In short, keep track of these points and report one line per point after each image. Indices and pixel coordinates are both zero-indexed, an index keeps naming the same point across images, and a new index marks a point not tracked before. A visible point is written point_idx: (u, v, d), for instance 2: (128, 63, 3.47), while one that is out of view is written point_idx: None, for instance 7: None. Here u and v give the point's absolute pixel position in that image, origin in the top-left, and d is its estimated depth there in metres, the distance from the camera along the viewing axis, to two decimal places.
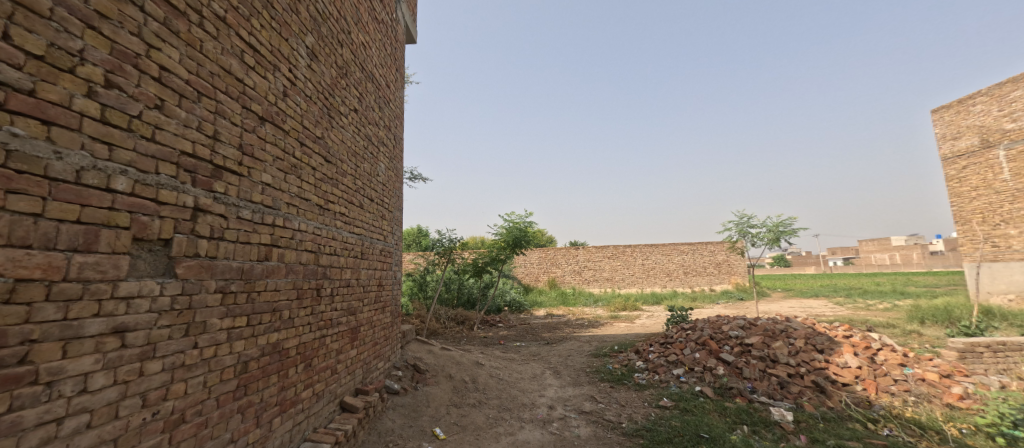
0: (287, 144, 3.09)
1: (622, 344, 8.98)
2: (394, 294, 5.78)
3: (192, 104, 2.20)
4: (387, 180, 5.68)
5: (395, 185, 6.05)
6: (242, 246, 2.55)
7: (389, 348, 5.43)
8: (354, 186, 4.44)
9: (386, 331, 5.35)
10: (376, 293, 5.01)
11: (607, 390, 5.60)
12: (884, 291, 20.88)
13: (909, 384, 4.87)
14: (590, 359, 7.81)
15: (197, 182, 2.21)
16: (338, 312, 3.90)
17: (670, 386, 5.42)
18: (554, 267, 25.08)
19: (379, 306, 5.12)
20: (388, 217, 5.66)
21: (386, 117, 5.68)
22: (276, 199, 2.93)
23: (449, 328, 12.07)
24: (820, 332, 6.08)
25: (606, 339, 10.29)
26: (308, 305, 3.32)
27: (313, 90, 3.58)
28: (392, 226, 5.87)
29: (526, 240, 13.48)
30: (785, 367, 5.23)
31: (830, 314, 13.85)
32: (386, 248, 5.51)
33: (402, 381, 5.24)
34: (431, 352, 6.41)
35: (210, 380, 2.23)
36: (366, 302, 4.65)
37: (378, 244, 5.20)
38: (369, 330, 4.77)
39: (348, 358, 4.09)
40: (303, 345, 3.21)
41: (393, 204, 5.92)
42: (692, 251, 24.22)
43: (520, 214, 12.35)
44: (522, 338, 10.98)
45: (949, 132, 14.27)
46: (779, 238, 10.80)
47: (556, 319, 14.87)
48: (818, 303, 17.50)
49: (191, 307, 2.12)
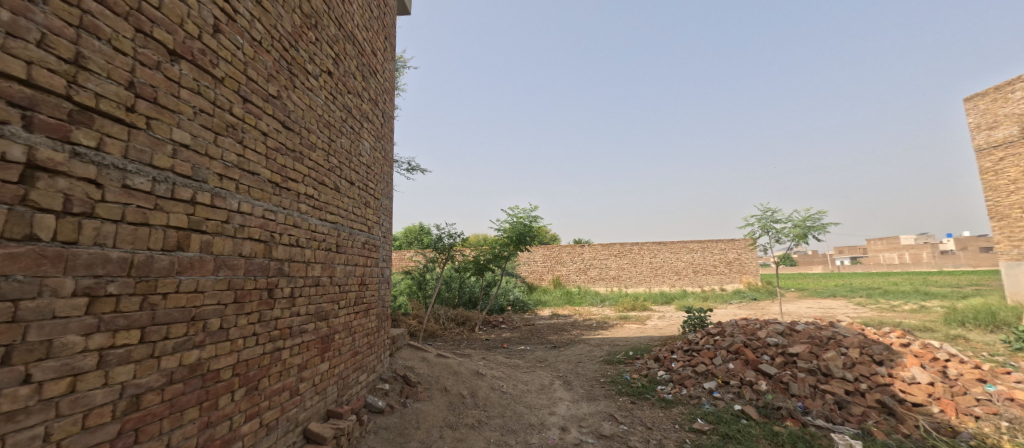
0: (218, 96, 2.30)
1: (636, 348, 8.17)
2: (381, 295, 4.99)
3: (25, 2, 1.42)
4: (372, 162, 4.89)
5: (382, 169, 5.26)
6: (134, 228, 1.77)
7: (373, 357, 4.63)
8: (327, 164, 3.64)
9: (369, 338, 4.55)
10: (357, 294, 4.22)
11: (628, 407, 4.80)
12: (905, 291, 19.92)
13: (997, 405, 4.02)
14: (603, 367, 7.01)
15: (35, 124, 1.44)
16: (302, 318, 3.12)
17: (703, 404, 4.62)
18: (559, 265, 24.27)
19: (360, 309, 4.30)
20: (374, 206, 4.86)
21: (371, 89, 4.88)
22: (199, 167, 2.15)
23: (448, 329, 11.29)
24: (874, 341, 5.25)
25: (618, 342, 9.48)
26: (253, 311, 2.53)
27: (265, 35, 2.78)
28: (380, 216, 5.08)
29: (531, 236, 12.67)
30: (842, 384, 4.41)
31: (855, 317, 12.99)
32: (371, 241, 4.70)
33: (388, 397, 4.46)
34: (425, 360, 5.61)
35: (59, 430, 1.48)
36: (343, 305, 3.85)
37: (360, 236, 4.39)
38: (347, 337, 3.96)
39: (316, 375, 3.30)
40: (243, 365, 2.43)
41: (380, 191, 5.13)
42: (702, 249, 23.35)
43: (524, 209, 11.54)
44: (527, 341, 10.19)
45: (985, 121, 13.34)
46: (807, 234, 9.95)
47: (562, 320, 14.05)
48: (838, 304, 16.61)
49: (18, 320, 1.36)
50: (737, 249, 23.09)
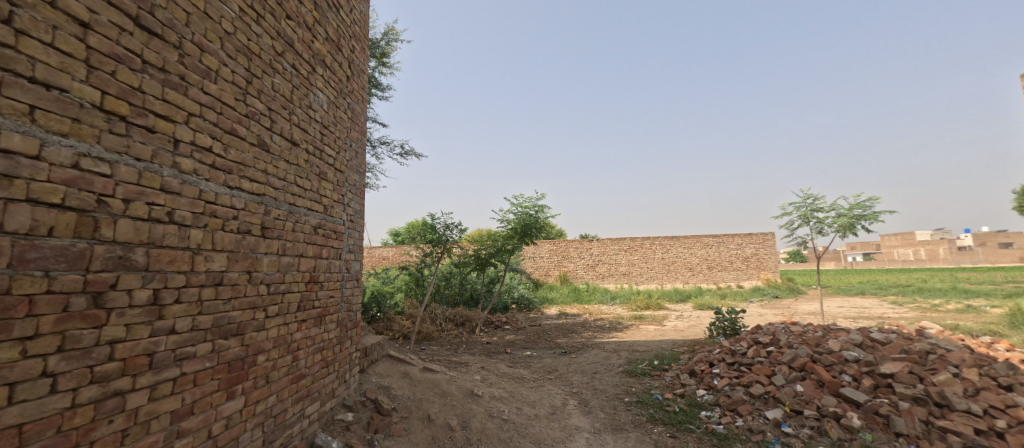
0: None
1: (661, 356, 7.00)
2: (346, 298, 3.82)
3: None
4: (333, 122, 3.70)
5: (351, 135, 4.07)
6: None
7: (330, 380, 3.47)
8: (244, 105, 2.47)
9: (325, 355, 3.39)
10: (303, 297, 3.05)
11: (668, 444, 3.65)
12: (939, 289, 18.50)
13: None
14: (624, 380, 5.86)
15: None
16: (182, 338, 1.96)
17: (770, 443, 3.45)
18: (566, 261, 23.07)
19: (309, 315, 3.15)
20: (335, 180, 3.68)
21: (331, 27, 3.70)
22: None
23: (446, 331, 10.18)
24: (990, 357, 4.02)
25: (637, 348, 8.30)
26: (43, 335, 1.41)
27: None
28: (345, 195, 3.89)
29: (538, 228, 11.44)
30: (968, 420, 3.22)
31: (897, 318, 11.69)
32: (329, 226, 3.52)
33: (349, 434, 3.31)
34: (407, 376, 4.46)
35: None
36: (274, 313, 2.69)
37: (309, 218, 3.20)
38: (285, 357, 2.81)
39: (216, 422, 2.16)
40: (6, 436, 1.31)
41: (346, 162, 3.94)
42: (717, 244, 22.05)
43: (530, 197, 10.31)
44: (533, 346, 9.00)
45: None
46: (855, 224, 8.66)
47: (571, 320, 12.86)
48: (870, 303, 15.30)
49: None
50: (754, 243, 21.78)
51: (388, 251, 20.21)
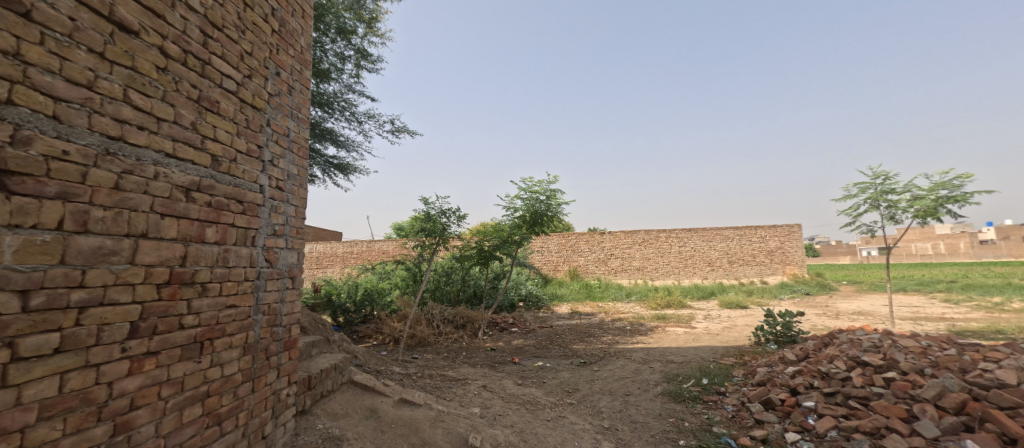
0: None
1: (709, 372, 5.60)
2: (267, 308, 2.44)
3: None
4: (238, 24, 2.28)
5: (278, 58, 2.64)
6: None
7: (227, 444, 2.09)
8: None
9: (216, 404, 2.02)
10: (146, 312, 1.66)
11: None
12: (988, 285, 16.79)
13: None
14: (669, 407, 4.47)
15: None
16: None
17: None
18: (575, 254, 21.57)
19: (169, 343, 1.76)
20: (241, 118, 2.27)
21: None
22: None
23: (444, 335, 8.85)
24: None
25: (671, 357, 6.90)
26: None
27: None
28: (264, 145, 2.48)
29: (548, 217, 9.99)
30: None
31: (962, 319, 10.15)
32: (225, 190, 2.13)
33: None
34: (374, 417, 3.11)
35: None
36: (42, 349, 1.31)
37: (172, 170, 1.81)
38: (85, 430, 1.44)
39: None
40: None
41: (267, 94, 2.52)
42: (739, 236, 20.48)
43: (540, 180, 8.86)
44: (544, 353, 7.61)
45: None
46: (940, 209, 7.06)
47: (585, 321, 11.44)
48: (919, 301, 13.71)
49: None
50: (779, 236, 20.17)
51: (387, 245, 18.94)
